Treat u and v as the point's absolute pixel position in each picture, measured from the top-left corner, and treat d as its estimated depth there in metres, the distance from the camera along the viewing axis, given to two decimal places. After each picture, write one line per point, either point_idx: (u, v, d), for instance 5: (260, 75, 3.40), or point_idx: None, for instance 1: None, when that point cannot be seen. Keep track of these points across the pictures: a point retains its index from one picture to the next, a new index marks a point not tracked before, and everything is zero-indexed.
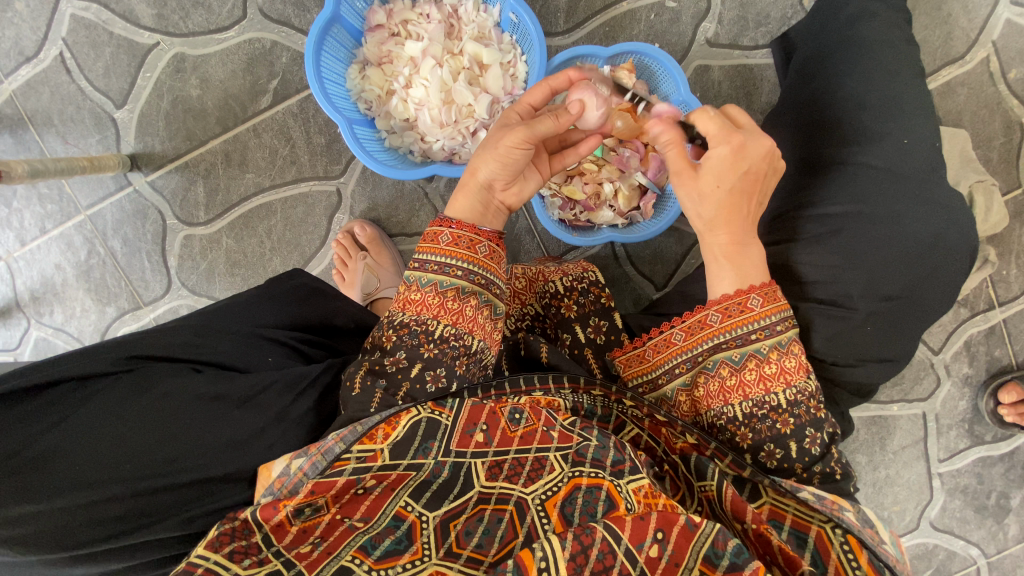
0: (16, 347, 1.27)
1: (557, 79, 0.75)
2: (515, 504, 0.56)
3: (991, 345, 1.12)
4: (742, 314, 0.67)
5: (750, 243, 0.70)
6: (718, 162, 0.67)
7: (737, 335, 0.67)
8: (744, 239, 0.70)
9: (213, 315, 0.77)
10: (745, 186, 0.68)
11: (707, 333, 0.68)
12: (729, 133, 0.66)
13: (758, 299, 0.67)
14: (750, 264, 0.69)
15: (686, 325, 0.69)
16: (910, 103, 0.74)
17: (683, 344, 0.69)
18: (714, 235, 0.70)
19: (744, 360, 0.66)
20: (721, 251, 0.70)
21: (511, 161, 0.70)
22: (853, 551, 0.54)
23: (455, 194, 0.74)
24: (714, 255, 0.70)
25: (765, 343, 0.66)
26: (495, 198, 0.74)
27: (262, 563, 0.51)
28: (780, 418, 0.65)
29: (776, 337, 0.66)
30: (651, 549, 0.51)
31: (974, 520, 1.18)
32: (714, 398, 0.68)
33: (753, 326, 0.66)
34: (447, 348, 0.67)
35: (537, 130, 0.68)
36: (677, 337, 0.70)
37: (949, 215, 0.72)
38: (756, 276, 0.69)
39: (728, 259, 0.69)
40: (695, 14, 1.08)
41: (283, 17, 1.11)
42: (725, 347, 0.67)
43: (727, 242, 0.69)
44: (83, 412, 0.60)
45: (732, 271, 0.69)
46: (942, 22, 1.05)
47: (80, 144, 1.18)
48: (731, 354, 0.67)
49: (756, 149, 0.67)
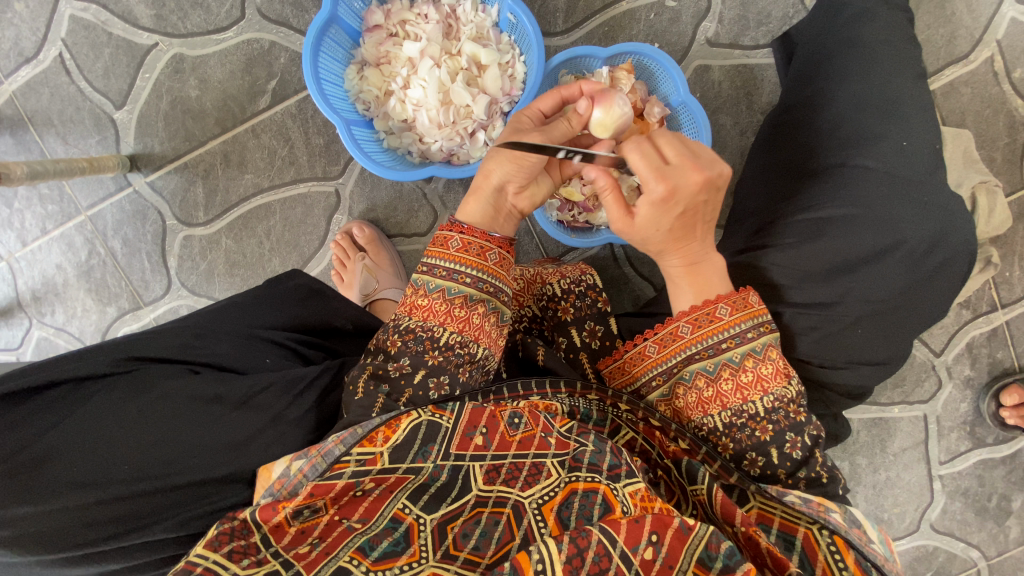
0: (19, 347, 1.28)
1: (568, 88, 0.76)
2: (512, 508, 0.57)
3: (993, 348, 1.11)
4: (711, 325, 0.67)
5: (709, 257, 0.70)
6: (648, 209, 0.65)
7: (708, 346, 0.66)
8: (701, 256, 0.70)
9: (210, 314, 0.77)
10: (684, 223, 0.66)
11: (679, 344, 0.67)
12: (658, 179, 0.63)
13: (726, 308, 0.67)
14: (710, 279, 0.69)
15: (658, 338, 0.69)
16: (910, 104, 0.74)
17: (657, 356, 0.69)
18: (664, 260, 0.70)
19: (718, 370, 0.66)
20: (676, 273, 0.70)
21: (525, 165, 0.70)
22: (840, 550, 0.54)
23: (467, 198, 0.73)
24: (670, 277, 0.71)
25: (737, 352, 0.65)
26: (508, 202, 0.74)
27: (261, 563, 0.51)
28: (759, 426, 0.65)
29: (748, 345, 0.65)
30: (647, 552, 0.50)
31: (974, 522, 1.17)
32: (693, 409, 0.67)
33: (723, 336, 0.66)
34: (451, 355, 0.67)
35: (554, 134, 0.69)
36: (650, 350, 0.69)
37: (950, 218, 0.71)
38: (723, 287, 0.69)
39: (684, 279, 0.70)
40: (695, 13, 1.07)
41: (282, 17, 1.11)
42: (698, 358, 0.67)
43: (681, 264, 0.69)
44: (80, 414, 0.60)
45: (690, 289, 0.69)
46: (946, 21, 1.04)
47: (80, 145, 1.18)
48: (705, 365, 0.66)
49: (687, 188, 0.64)
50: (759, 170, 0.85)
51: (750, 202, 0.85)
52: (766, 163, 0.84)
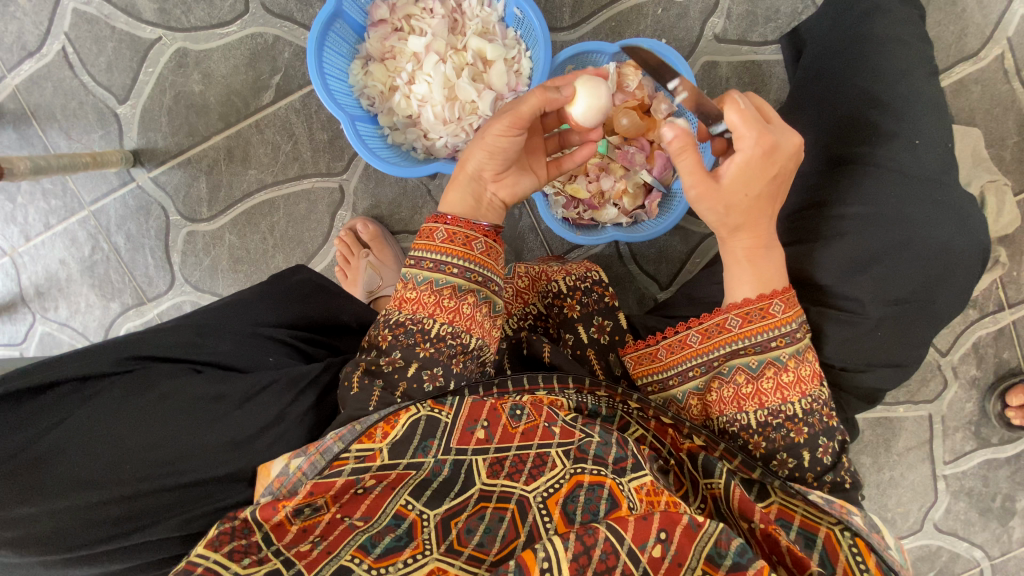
0: (23, 342, 1.28)
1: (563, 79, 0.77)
2: (517, 503, 0.56)
3: (999, 347, 1.11)
4: (764, 320, 0.65)
5: (772, 247, 0.68)
6: (746, 165, 0.62)
7: (756, 342, 0.65)
8: (767, 242, 0.67)
9: (213, 312, 0.77)
10: (772, 190, 0.64)
11: (726, 337, 0.66)
12: (761, 133, 0.61)
13: (780, 305, 0.65)
14: (771, 267, 0.67)
15: (703, 327, 0.67)
16: (923, 102, 0.73)
17: (699, 347, 0.67)
18: (734, 239, 0.67)
19: (762, 368, 0.65)
20: (743, 254, 0.67)
21: (499, 146, 0.69)
22: (862, 553, 0.54)
23: (447, 190, 0.74)
24: (735, 258, 0.67)
25: (785, 351, 0.64)
26: (487, 190, 0.73)
27: (262, 562, 0.51)
28: (795, 427, 0.65)
29: (796, 345, 0.65)
30: (654, 549, 0.50)
31: (978, 522, 1.17)
32: (727, 404, 0.67)
33: (774, 333, 0.65)
34: (443, 346, 0.67)
35: (522, 107, 0.67)
36: (693, 339, 0.67)
37: (962, 218, 0.71)
38: (779, 280, 0.66)
39: (750, 262, 0.67)
40: (703, 9, 1.06)
41: (286, 11, 1.10)
42: (742, 353, 0.65)
43: (749, 245, 0.67)
44: (83, 412, 0.60)
45: (751, 275, 0.67)
46: (956, 18, 1.02)
47: (83, 140, 1.17)
48: (749, 361, 0.65)
49: (787, 148, 0.62)
50: None
51: None
52: None
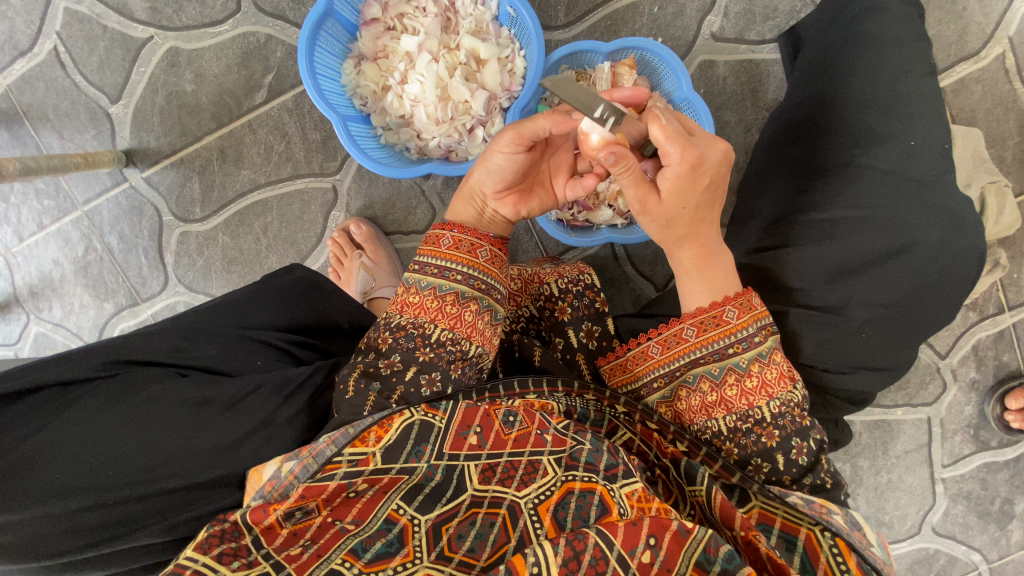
0: (17, 342, 1.28)
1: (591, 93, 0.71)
2: (508, 508, 0.55)
3: (999, 350, 1.09)
4: (718, 328, 0.65)
5: (721, 252, 0.68)
6: (676, 180, 0.61)
7: (714, 350, 0.65)
8: (714, 250, 0.67)
9: (201, 314, 0.76)
10: (709, 199, 0.64)
11: (683, 347, 0.66)
12: (685, 147, 0.59)
13: (734, 311, 0.65)
14: (721, 274, 0.67)
15: (662, 339, 0.67)
16: (919, 103, 0.72)
17: (660, 358, 0.67)
18: (680, 250, 0.67)
19: (723, 374, 0.64)
20: (690, 265, 0.67)
21: (500, 165, 0.68)
22: (842, 554, 0.53)
23: (456, 201, 0.76)
24: (684, 268, 0.68)
25: (744, 356, 0.64)
26: (488, 206, 0.73)
27: (251, 565, 0.50)
28: (764, 431, 0.64)
29: (756, 349, 0.64)
30: (644, 555, 0.49)
31: (976, 525, 1.16)
32: (696, 413, 0.66)
33: (730, 340, 0.64)
34: (443, 352, 0.66)
35: (528, 127, 0.65)
36: (654, 350, 0.68)
37: (957, 220, 0.69)
38: (731, 286, 0.67)
39: (698, 271, 0.67)
40: (700, 7, 1.05)
41: (278, 10, 1.09)
42: (703, 361, 0.65)
43: (695, 256, 0.67)
44: (65, 418, 0.59)
45: (703, 285, 0.67)
46: (957, 17, 1.01)
47: (76, 140, 1.17)
48: (710, 368, 0.65)
49: (712, 157, 0.61)
50: (763, 170, 0.83)
51: (753, 201, 0.83)
52: (770, 163, 0.82)
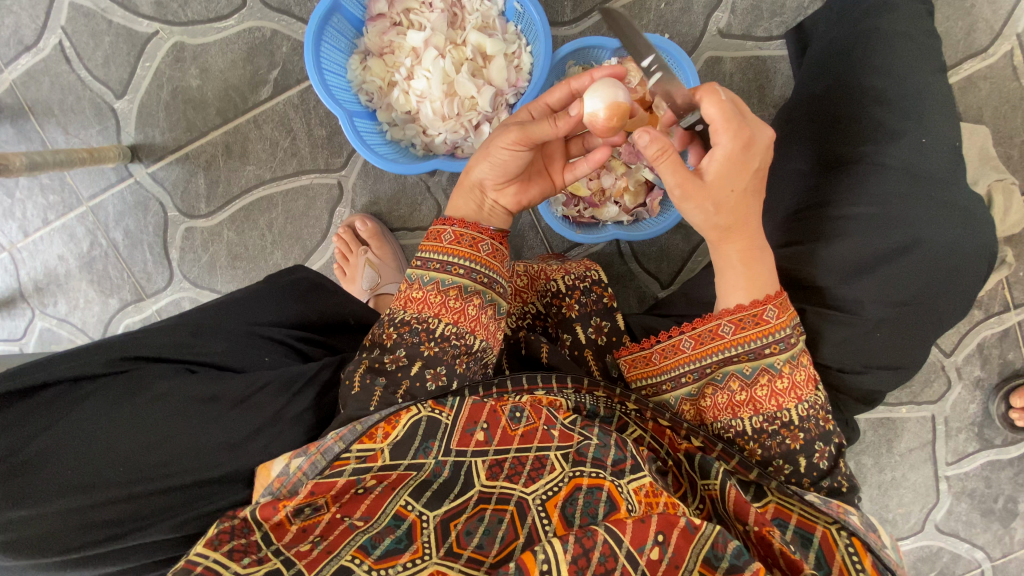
0: (22, 337, 1.28)
1: (580, 79, 0.71)
2: (516, 504, 0.55)
3: (1004, 348, 1.09)
4: (757, 327, 0.63)
5: (765, 249, 0.66)
6: (725, 162, 0.60)
7: (750, 349, 0.63)
8: (760, 245, 0.65)
9: (209, 311, 0.76)
10: (755, 185, 0.63)
11: (718, 344, 0.64)
12: (739, 130, 0.60)
13: (774, 310, 0.63)
14: (765, 272, 0.65)
15: (696, 333, 0.66)
16: (930, 100, 0.71)
17: (692, 352, 0.66)
18: (725, 243, 0.65)
19: (755, 374, 0.64)
20: (736, 258, 0.65)
21: (504, 160, 0.68)
22: (858, 553, 0.53)
23: (454, 195, 0.75)
24: (729, 262, 0.65)
25: (779, 358, 0.63)
26: (488, 197, 0.73)
27: (261, 561, 0.50)
28: (791, 434, 0.64)
29: (791, 350, 0.63)
30: (653, 552, 0.49)
31: (980, 523, 1.16)
32: (721, 410, 0.66)
33: (768, 340, 0.63)
34: (448, 346, 0.66)
35: (533, 128, 0.65)
36: (686, 345, 0.66)
37: (967, 218, 0.69)
38: (772, 284, 0.65)
39: (744, 265, 0.65)
40: (707, 3, 1.04)
41: (284, 5, 1.09)
42: (736, 360, 0.64)
43: (741, 249, 0.65)
44: (75, 414, 0.59)
45: (746, 280, 0.64)
46: (965, 13, 1.00)
47: (82, 135, 1.17)
48: (742, 367, 0.64)
49: (762, 141, 0.62)
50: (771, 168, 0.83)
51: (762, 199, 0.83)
52: (779, 161, 0.81)
